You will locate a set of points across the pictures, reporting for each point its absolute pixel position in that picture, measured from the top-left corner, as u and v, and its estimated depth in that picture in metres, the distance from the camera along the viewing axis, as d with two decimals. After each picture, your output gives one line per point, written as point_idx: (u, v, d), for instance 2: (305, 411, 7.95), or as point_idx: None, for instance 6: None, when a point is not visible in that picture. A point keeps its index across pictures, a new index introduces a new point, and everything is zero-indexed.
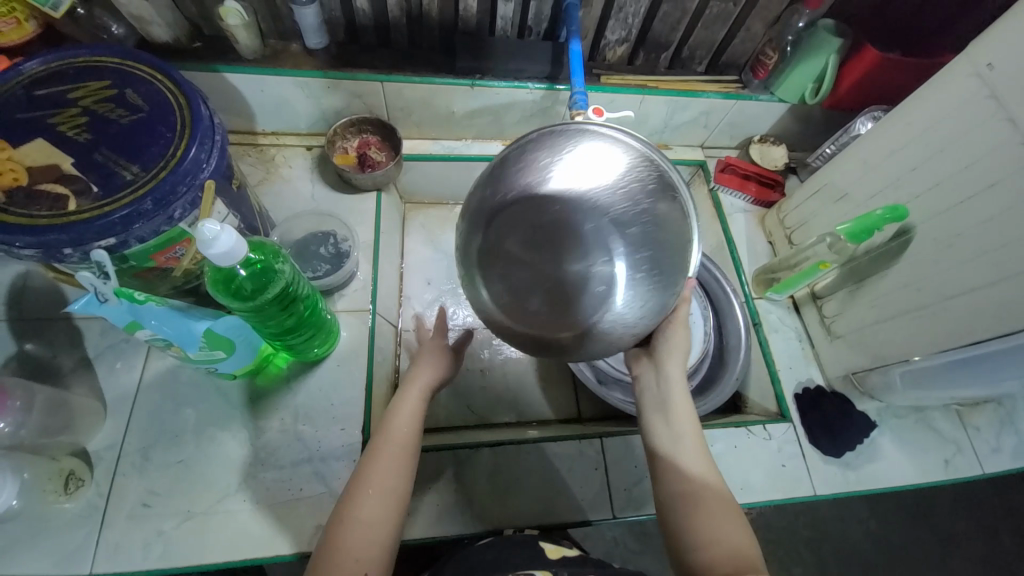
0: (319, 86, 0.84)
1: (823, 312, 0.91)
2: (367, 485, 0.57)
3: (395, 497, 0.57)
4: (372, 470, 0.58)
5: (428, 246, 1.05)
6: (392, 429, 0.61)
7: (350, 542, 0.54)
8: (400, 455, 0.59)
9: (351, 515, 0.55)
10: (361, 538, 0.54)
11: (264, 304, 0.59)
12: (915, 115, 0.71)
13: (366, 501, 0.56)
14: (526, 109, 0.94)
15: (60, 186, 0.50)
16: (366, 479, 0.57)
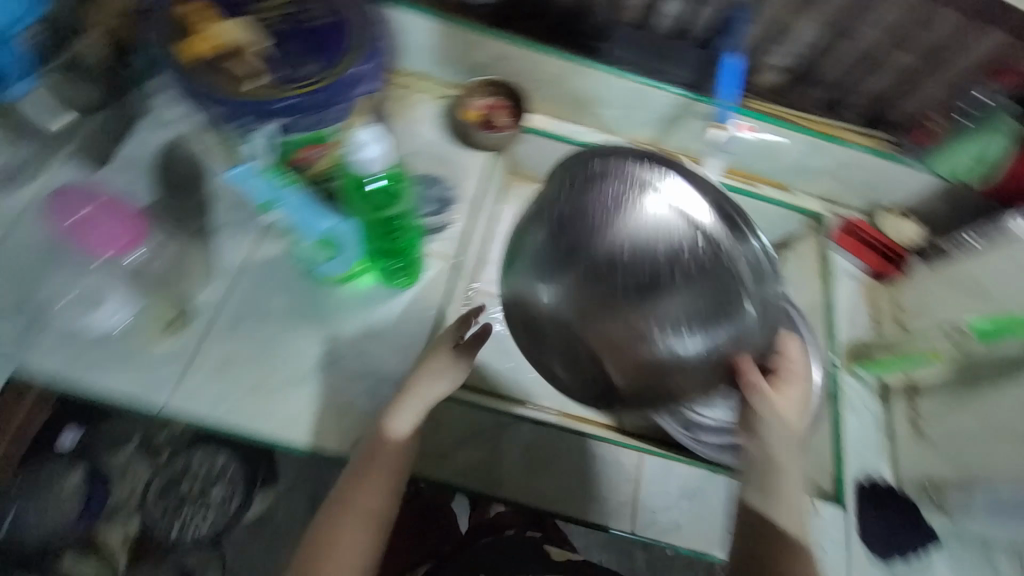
0: (471, 39, 0.88)
1: (915, 407, 0.85)
2: (364, 484, 0.60)
3: (380, 507, 0.60)
4: (372, 469, 0.61)
5: (519, 220, 1.06)
6: (390, 436, 0.62)
7: (347, 539, 0.58)
8: (397, 461, 0.62)
9: (350, 511, 0.59)
10: (358, 526, 0.58)
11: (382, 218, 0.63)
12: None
13: (359, 502, 0.59)
14: (659, 111, 0.92)
15: (248, 64, 0.56)
16: (362, 482, 0.60)
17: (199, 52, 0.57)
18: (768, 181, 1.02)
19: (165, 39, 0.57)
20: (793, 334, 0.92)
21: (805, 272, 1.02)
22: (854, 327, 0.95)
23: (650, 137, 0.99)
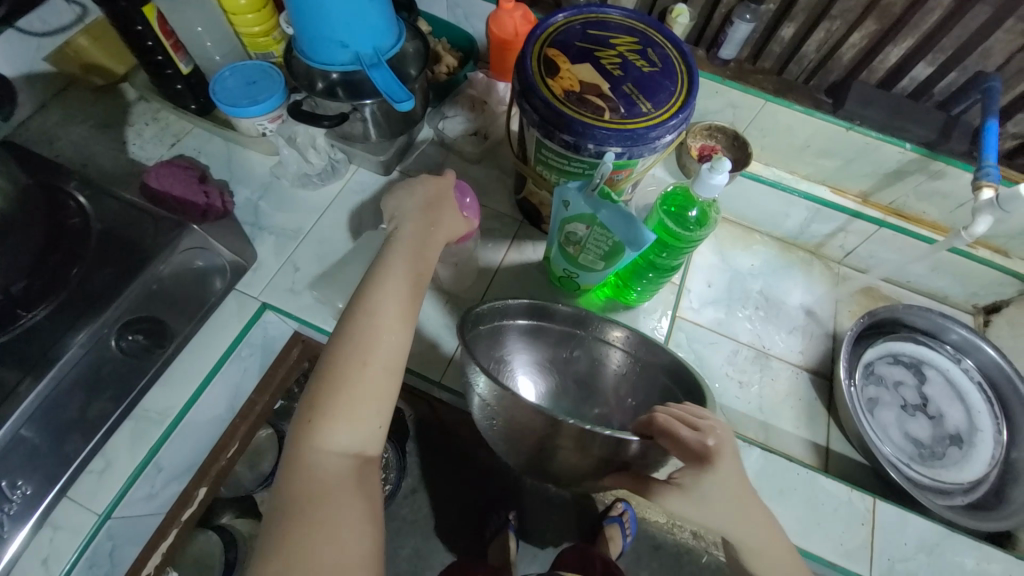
0: (709, 89, 0.98)
1: None
2: (378, 341, 0.57)
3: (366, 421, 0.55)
4: (369, 325, 0.58)
5: (715, 254, 1.09)
6: (401, 290, 0.61)
7: (356, 381, 0.55)
8: (409, 324, 0.60)
9: (338, 357, 0.56)
10: (372, 399, 0.55)
11: (676, 240, 0.67)
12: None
13: (365, 366, 0.56)
14: (883, 165, 0.96)
15: (600, 101, 0.67)
16: (370, 330, 0.57)
17: (559, 89, 0.67)
18: (986, 245, 1.01)
19: (531, 75, 0.68)
20: (1013, 400, 0.92)
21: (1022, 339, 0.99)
22: None
23: (861, 189, 1.03)
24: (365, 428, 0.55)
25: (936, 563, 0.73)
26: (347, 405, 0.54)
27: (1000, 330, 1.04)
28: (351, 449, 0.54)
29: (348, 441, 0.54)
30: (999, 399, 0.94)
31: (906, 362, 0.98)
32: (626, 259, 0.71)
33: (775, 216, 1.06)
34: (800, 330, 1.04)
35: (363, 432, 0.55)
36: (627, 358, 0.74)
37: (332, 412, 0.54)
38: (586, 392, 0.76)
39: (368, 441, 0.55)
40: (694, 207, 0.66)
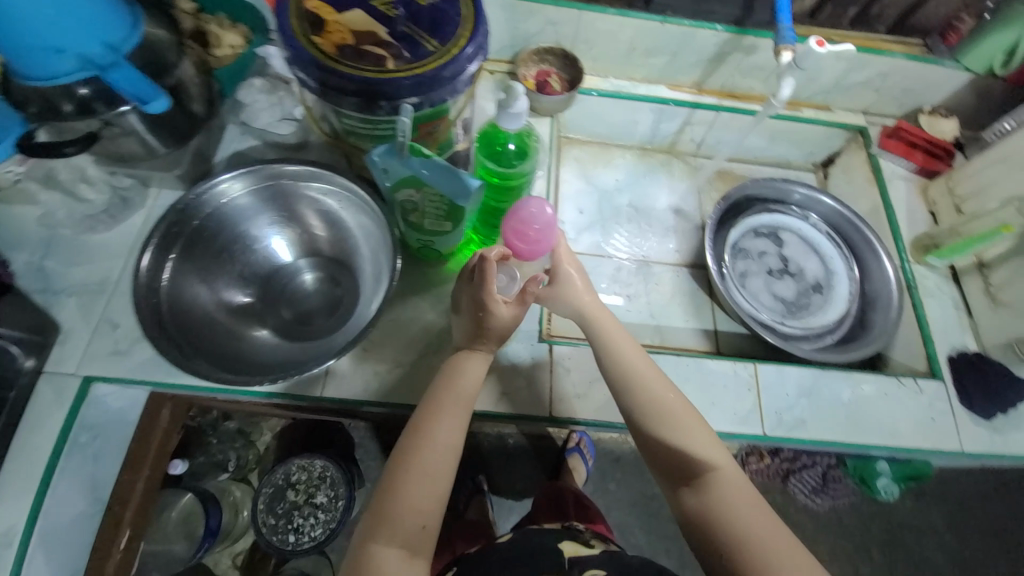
0: (523, 9, 0.93)
1: (988, 281, 0.89)
2: (425, 448, 0.58)
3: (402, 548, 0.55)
4: (414, 431, 0.60)
5: (581, 179, 1.12)
6: (445, 375, 0.64)
7: (411, 490, 0.56)
8: (456, 413, 0.61)
9: (392, 466, 0.58)
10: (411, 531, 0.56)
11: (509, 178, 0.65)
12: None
13: (410, 475, 0.57)
14: (704, 52, 0.99)
15: (381, 49, 0.60)
16: (415, 429, 0.60)
17: (331, 46, 0.59)
18: (810, 104, 1.09)
19: (295, 37, 0.59)
20: (856, 239, 1.02)
21: (857, 183, 1.09)
22: (915, 223, 1.00)
23: (693, 80, 1.05)
24: (422, 533, 0.55)
25: (815, 401, 0.82)
26: (414, 507, 0.56)
27: (837, 179, 1.14)
28: (396, 547, 0.54)
29: (401, 541, 0.54)
30: (844, 241, 1.04)
31: (765, 232, 1.06)
32: (466, 213, 0.67)
33: (627, 125, 1.11)
34: (673, 231, 1.08)
35: (429, 534, 0.56)
36: (329, 223, 0.77)
37: (387, 516, 0.55)
38: (282, 301, 0.76)
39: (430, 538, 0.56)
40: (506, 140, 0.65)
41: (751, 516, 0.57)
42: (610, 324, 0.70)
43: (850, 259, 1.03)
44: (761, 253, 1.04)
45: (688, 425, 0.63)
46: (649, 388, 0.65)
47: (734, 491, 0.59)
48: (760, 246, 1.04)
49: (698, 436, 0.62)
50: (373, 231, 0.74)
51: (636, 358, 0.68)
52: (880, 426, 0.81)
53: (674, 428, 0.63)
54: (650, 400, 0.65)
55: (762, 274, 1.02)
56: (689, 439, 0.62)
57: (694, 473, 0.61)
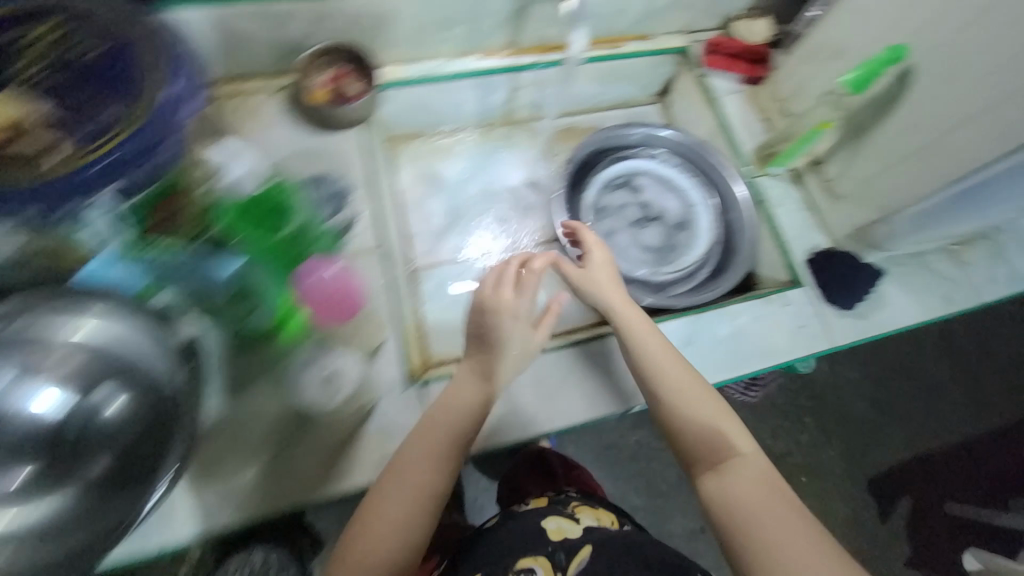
0: (276, 13, 0.78)
1: (825, 177, 0.90)
2: (401, 477, 0.63)
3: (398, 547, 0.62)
4: (391, 469, 0.64)
5: (424, 180, 1.01)
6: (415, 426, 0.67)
7: (383, 514, 0.62)
8: (429, 455, 0.65)
9: (369, 503, 0.63)
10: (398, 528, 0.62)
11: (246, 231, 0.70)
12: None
13: (389, 499, 0.63)
14: (502, 11, 0.89)
15: (45, 137, 0.58)
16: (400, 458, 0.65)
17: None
18: (629, 36, 1.03)
19: None
20: (704, 164, 1.01)
21: (695, 107, 1.07)
22: (753, 135, 1.00)
23: (504, 41, 0.96)
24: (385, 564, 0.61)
25: (696, 347, 0.82)
26: (376, 549, 0.61)
27: (678, 106, 1.12)
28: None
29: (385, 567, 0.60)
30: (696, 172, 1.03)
31: (619, 182, 1.02)
32: (236, 281, 0.68)
33: (454, 108, 1.01)
34: (533, 209, 1.03)
35: (384, 555, 0.61)
36: (68, 365, 0.61)
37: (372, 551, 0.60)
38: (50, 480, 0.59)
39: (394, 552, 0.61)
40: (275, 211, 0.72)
41: (757, 502, 0.61)
42: (660, 343, 0.74)
43: (705, 187, 1.02)
44: (621, 207, 1.01)
45: (709, 419, 0.68)
46: (676, 390, 0.70)
47: (752, 479, 0.64)
48: (618, 199, 1.02)
49: (722, 427, 0.68)
50: (134, 343, 0.62)
51: (668, 362, 0.72)
52: (758, 350, 0.83)
53: (691, 421, 0.69)
54: (672, 398, 0.70)
55: (627, 227, 1.01)
56: (714, 428, 0.68)
57: (712, 457, 0.67)
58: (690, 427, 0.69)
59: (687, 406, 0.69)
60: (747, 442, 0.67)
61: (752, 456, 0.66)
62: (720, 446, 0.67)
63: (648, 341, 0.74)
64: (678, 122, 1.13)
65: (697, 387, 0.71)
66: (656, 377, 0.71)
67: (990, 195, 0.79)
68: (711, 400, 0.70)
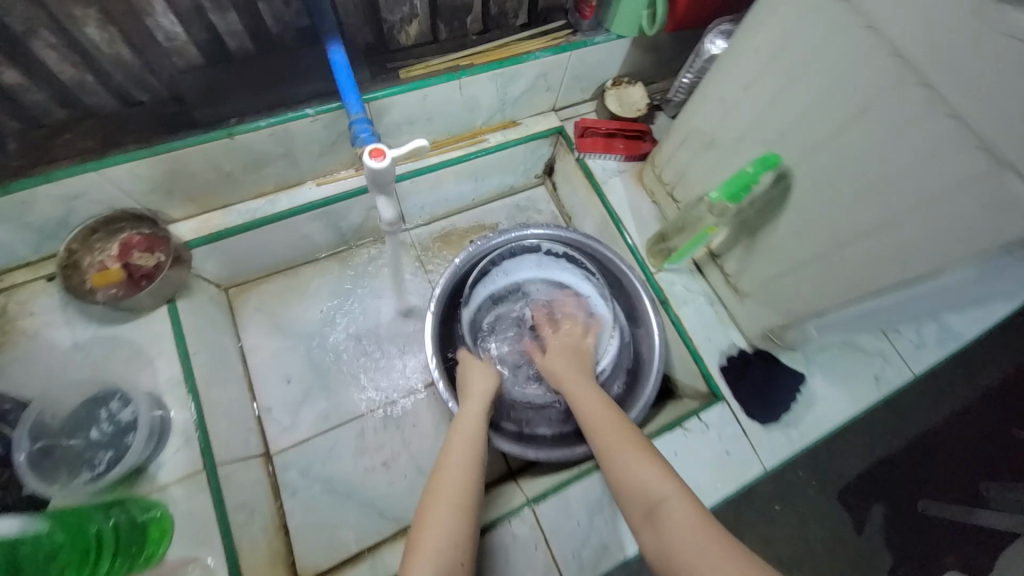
0: (8, 205, 0.61)
1: (725, 271, 0.80)
2: (446, 481, 0.59)
3: None
4: (441, 473, 0.61)
5: (276, 333, 0.85)
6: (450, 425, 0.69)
7: (431, 536, 0.53)
8: (470, 469, 0.61)
9: (424, 511, 0.57)
10: None
11: None
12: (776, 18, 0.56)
13: (449, 482, 0.59)
14: (320, 139, 0.74)
15: None
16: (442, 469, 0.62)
17: None
18: (491, 127, 0.91)
19: None
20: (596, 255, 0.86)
21: (581, 192, 0.95)
22: (645, 221, 0.89)
23: (339, 163, 0.81)
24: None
25: (610, 513, 0.69)
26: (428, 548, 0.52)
27: (564, 188, 1.00)
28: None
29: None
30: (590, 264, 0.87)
31: (506, 294, 0.90)
32: None
33: (298, 242, 0.86)
34: (413, 343, 0.88)
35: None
36: None
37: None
38: None
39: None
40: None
41: (683, 534, 0.50)
42: (577, 382, 0.72)
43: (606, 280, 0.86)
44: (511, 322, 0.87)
45: (630, 458, 0.59)
46: (595, 431, 0.64)
47: (681, 514, 0.52)
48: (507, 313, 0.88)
49: (642, 470, 0.57)
50: None
51: (584, 398, 0.69)
52: None
53: (616, 467, 0.60)
54: (594, 438, 0.64)
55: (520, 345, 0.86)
56: (636, 476, 0.57)
57: (648, 509, 0.55)
58: (622, 478, 0.58)
59: (619, 454, 0.61)
60: (665, 480, 0.55)
61: (683, 490, 0.54)
62: (649, 493, 0.55)
63: (587, 395, 0.69)
64: (568, 205, 1.01)
65: (611, 418, 0.65)
66: (602, 427, 0.64)
67: (910, 317, 0.65)
68: (631, 436, 0.62)
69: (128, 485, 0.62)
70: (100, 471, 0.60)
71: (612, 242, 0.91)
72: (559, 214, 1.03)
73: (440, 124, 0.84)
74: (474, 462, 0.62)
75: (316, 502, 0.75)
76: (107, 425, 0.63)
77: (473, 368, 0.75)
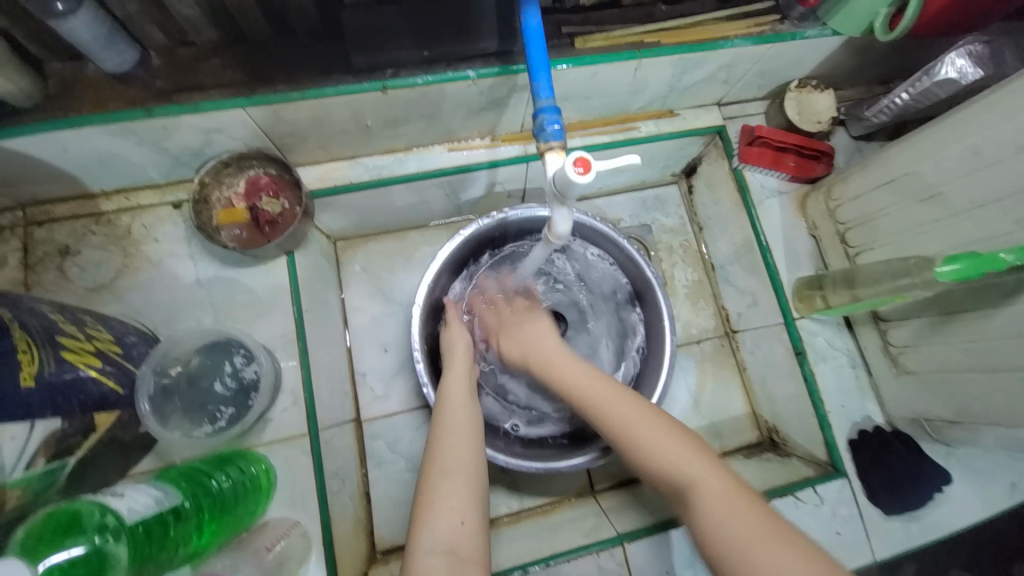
0: (150, 129, 0.56)
1: (887, 338, 0.70)
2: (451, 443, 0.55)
3: None
4: (439, 429, 0.57)
5: (377, 295, 0.82)
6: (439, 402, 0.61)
7: (446, 490, 0.51)
8: (467, 444, 0.56)
9: (436, 439, 0.56)
10: None
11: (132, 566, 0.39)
12: None
13: (448, 434, 0.56)
14: (472, 104, 0.66)
15: None
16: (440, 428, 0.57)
17: None
18: (646, 114, 0.79)
19: None
20: (621, 257, 0.79)
21: (724, 205, 0.84)
22: (797, 256, 0.78)
23: (478, 130, 0.73)
24: (464, 530, 0.49)
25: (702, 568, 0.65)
26: (446, 503, 0.50)
27: (703, 194, 0.89)
28: (440, 553, 0.47)
29: (440, 548, 0.48)
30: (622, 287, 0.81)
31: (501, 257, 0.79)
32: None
33: (415, 207, 0.80)
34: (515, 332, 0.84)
35: (472, 530, 0.49)
36: None
37: (415, 541, 0.48)
38: None
39: (472, 538, 0.49)
40: (116, 515, 0.37)
41: (725, 519, 0.43)
42: (563, 364, 0.60)
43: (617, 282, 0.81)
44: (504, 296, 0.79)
45: (651, 438, 0.51)
46: (598, 405, 0.55)
47: (720, 502, 0.44)
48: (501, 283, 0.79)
49: (678, 459, 0.48)
50: None
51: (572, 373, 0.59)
52: None
53: (640, 452, 0.51)
54: (598, 414, 0.55)
55: None
56: (658, 451, 0.50)
57: (674, 493, 0.48)
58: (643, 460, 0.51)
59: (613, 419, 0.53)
60: (685, 452, 0.49)
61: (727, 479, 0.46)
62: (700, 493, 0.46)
63: (555, 351, 0.62)
64: (702, 214, 0.90)
65: (606, 385, 0.56)
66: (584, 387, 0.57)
67: None
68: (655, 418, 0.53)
69: (240, 436, 0.62)
70: (223, 425, 0.58)
71: (748, 270, 0.81)
72: (689, 220, 0.93)
73: (596, 104, 0.74)
74: (471, 421, 0.59)
75: (399, 476, 0.75)
76: (231, 380, 0.61)
77: (455, 336, 0.68)
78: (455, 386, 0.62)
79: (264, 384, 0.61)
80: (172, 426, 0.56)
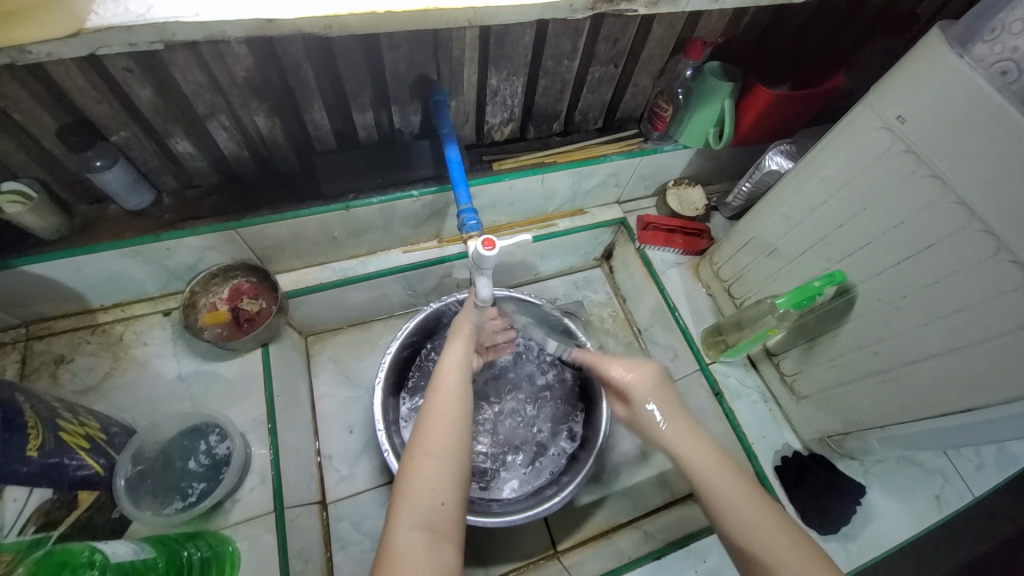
0: (155, 250, 0.71)
1: (781, 370, 0.82)
2: (447, 415, 0.54)
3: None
4: (436, 404, 0.56)
5: (343, 381, 0.91)
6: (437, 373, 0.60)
7: (427, 469, 0.51)
8: (461, 419, 0.55)
9: (424, 424, 0.54)
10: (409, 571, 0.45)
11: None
12: (844, 153, 0.63)
13: (441, 410, 0.55)
14: (418, 214, 0.84)
15: None
16: (438, 395, 0.56)
17: None
18: (562, 213, 1.00)
19: None
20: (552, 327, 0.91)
21: (637, 277, 1.01)
22: (700, 313, 0.94)
23: (426, 234, 0.90)
24: (444, 512, 0.49)
25: None
26: (431, 482, 0.50)
27: (621, 272, 1.07)
28: (420, 528, 0.47)
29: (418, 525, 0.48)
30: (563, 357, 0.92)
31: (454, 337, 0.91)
32: None
33: (377, 300, 0.93)
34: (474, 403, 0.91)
35: (449, 510, 0.49)
36: None
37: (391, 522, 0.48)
38: None
39: (449, 522, 0.49)
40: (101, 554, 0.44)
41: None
42: (673, 425, 0.59)
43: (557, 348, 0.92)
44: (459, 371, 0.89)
45: (749, 507, 0.51)
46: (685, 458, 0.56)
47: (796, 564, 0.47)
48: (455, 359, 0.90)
49: (766, 513, 0.50)
50: None
51: (671, 434, 0.58)
52: None
53: (724, 515, 0.51)
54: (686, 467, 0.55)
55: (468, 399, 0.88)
56: (749, 522, 0.50)
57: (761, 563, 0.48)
58: (726, 519, 0.51)
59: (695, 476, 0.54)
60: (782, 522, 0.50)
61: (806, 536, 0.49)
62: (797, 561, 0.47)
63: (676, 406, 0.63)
64: (624, 287, 1.07)
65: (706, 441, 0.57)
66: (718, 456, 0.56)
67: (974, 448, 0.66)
68: (731, 467, 0.54)
69: (208, 517, 0.65)
70: (193, 500, 0.64)
71: (666, 328, 0.96)
72: (615, 293, 1.09)
73: (519, 209, 0.94)
74: (461, 397, 0.56)
75: (363, 559, 0.76)
76: (204, 457, 0.67)
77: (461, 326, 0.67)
78: (459, 362, 0.61)
79: (236, 463, 0.66)
80: (143, 506, 0.61)
